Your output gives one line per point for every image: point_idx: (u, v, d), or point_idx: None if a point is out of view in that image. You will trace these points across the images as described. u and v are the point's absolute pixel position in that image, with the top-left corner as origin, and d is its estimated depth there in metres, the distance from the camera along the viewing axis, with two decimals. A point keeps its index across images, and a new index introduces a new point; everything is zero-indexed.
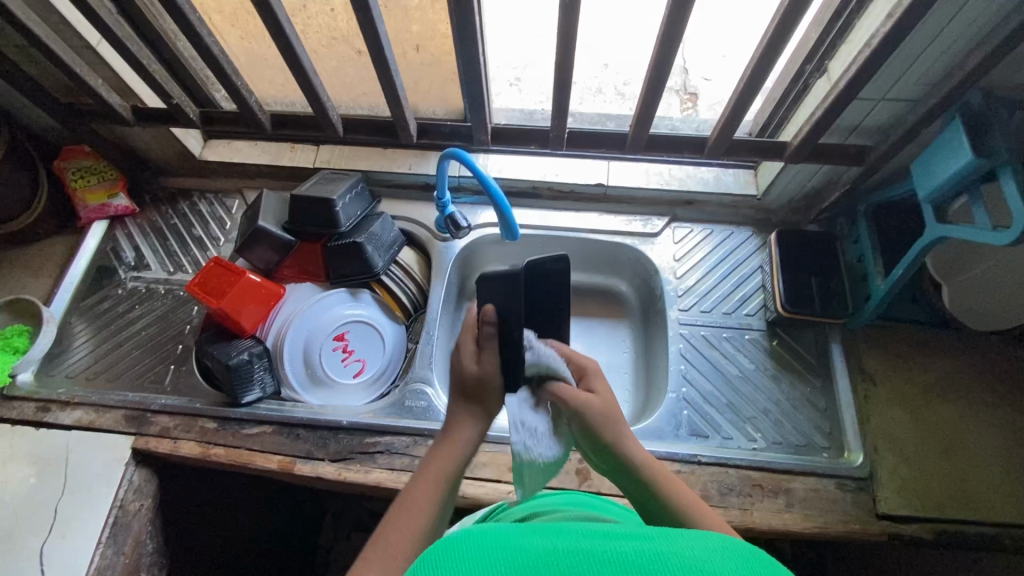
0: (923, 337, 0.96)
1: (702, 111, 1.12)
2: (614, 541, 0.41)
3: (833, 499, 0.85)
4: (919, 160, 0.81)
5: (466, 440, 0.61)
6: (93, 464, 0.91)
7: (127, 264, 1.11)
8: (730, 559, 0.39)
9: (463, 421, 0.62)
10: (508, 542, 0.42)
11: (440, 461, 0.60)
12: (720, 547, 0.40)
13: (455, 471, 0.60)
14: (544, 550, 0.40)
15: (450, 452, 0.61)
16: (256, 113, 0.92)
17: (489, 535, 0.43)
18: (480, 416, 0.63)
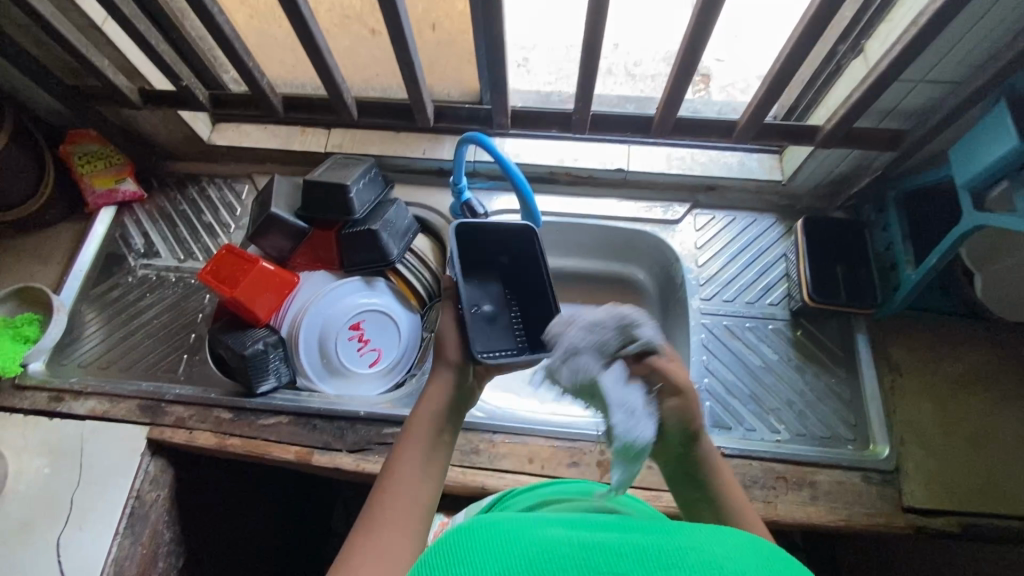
0: (951, 327, 0.93)
1: (714, 93, 1.12)
2: (630, 535, 0.41)
3: (858, 491, 0.84)
4: (958, 145, 0.78)
5: (439, 393, 0.64)
6: (109, 453, 0.90)
7: (136, 251, 1.09)
8: (745, 554, 0.39)
9: (437, 378, 0.66)
10: (524, 533, 0.42)
11: (419, 420, 0.62)
12: (736, 542, 0.40)
13: (441, 415, 0.62)
14: (562, 542, 0.40)
15: (424, 409, 0.63)
16: (268, 96, 0.89)
17: (506, 525, 0.43)
18: (447, 368, 0.66)
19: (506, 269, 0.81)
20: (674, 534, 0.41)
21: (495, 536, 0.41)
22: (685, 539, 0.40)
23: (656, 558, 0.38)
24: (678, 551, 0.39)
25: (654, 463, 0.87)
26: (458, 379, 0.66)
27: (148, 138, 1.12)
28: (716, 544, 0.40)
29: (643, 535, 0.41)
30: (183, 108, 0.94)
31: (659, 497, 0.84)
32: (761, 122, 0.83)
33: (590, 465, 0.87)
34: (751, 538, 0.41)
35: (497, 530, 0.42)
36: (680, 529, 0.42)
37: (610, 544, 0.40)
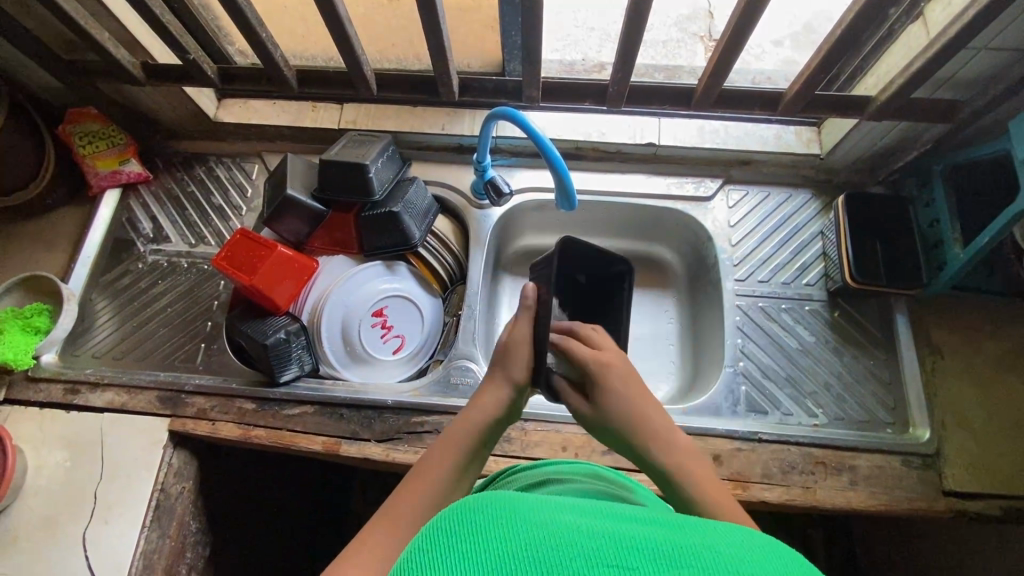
0: (995, 307, 0.90)
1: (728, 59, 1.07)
2: (641, 526, 0.35)
3: (899, 475, 0.82)
4: (1020, 117, 0.73)
5: (490, 407, 0.62)
6: (129, 446, 0.88)
7: (145, 236, 1.05)
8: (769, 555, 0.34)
9: (488, 390, 0.64)
10: (522, 509, 0.36)
11: (460, 429, 0.61)
12: (761, 546, 0.34)
13: (485, 428, 0.61)
14: (564, 525, 0.34)
15: (468, 419, 0.62)
16: (281, 70, 0.83)
17: (502, 501, 0.37)
18: (505, 383, 0.64)
19: (577, 275, 0.76)
20: (693, 529, 0.35)
21: (487, 514, 0.35)
22: (704, 538, 0.34)
23: (675, 558, 0.32)
24: (698, 552, 0.32)
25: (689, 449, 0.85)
26: (512, 397, 0.64)
27: (151, 117, 1.06)
28: (740, 547, 0.34)
29: (657, 528, 0.35)
30: (189, 83, 0.88)
31: None
32: (811, 94, 0.77)
33: (626, 453, 0.84)
34: (778, 543, 0.35)
35: (488, 508, 0.36)
36: (699, 526, 0.36)
37: (619, 535, 0.34)
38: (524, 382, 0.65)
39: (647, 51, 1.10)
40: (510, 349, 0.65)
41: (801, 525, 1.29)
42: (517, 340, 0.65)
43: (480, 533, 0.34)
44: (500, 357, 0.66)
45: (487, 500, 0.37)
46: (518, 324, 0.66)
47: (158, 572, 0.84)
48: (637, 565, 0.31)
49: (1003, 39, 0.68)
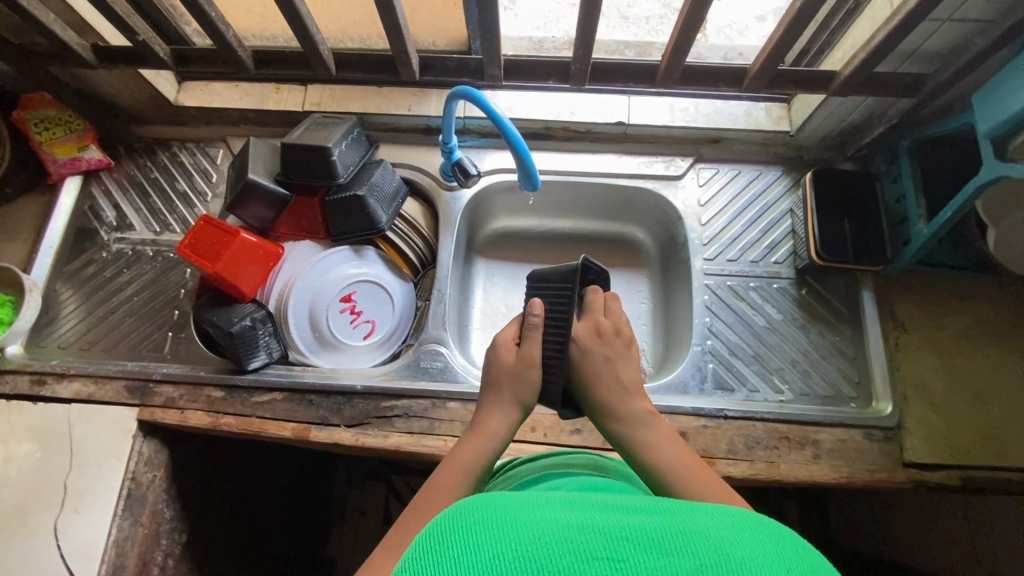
0: (960, 282, 0.91)
1: (712, 36, 1.05)
2: (625, 515, 0.39)
3: (860, 448, 0.84)
4: (981, 91, 0.72)
5: (498, 429, 0.63)
6: (98, 436, 0.88)
7: (108, 224, 1.03)
8: (745, 540, 0.37)
9: (498, 410, 0.64)
10: (514, 513, 0.39)
11: (468, 453, 0.61)
12: (732, 521, 0.39)
13: (497, 449, 0.62)
14: (555, 522, 0.38)
15: (476, 443, 0.62)
16: (235, 50, 0.80)
17: (498, 507, 0.40)
18: (513, 404, 0.65)
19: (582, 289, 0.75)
20: (674, 514, 0.40)
21: (481, 522, 0.38)
22: (687, 522, 0.39)
23: (659, 544, 0.36)
24: (682, 538, 0.37)
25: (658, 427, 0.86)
26: (517, 419, 0.65)
27: (110, 101, 1.03)
28: (716, 527, 0.38)
29: (640, 515, 0.39)
30: (143, 66, 0.86)
31: None
32: (774, 71, 0.76)
33: (593, 432, 0.86)
34: (747, 516, 0.40)
35: (482, 515, 0.39)
36: (678, 510, 0.40)
37: (608, 527, 0.37)
38: (530, 402, 0.66)
39: (620, 28, 1.08)
40: (518, 371, 0.65)
41: (776, 498, 1.32)
42: (526, 360, 0.65)
43: (478, 541, 0.37)
44: (508, 377, 0.65)
45: (479, 508, 0.40)
46: (530, 343, 0.67)
47: (130, 560, 0.85)
48: (627, 556, 0.35)
49: (966, 9, 0.67)
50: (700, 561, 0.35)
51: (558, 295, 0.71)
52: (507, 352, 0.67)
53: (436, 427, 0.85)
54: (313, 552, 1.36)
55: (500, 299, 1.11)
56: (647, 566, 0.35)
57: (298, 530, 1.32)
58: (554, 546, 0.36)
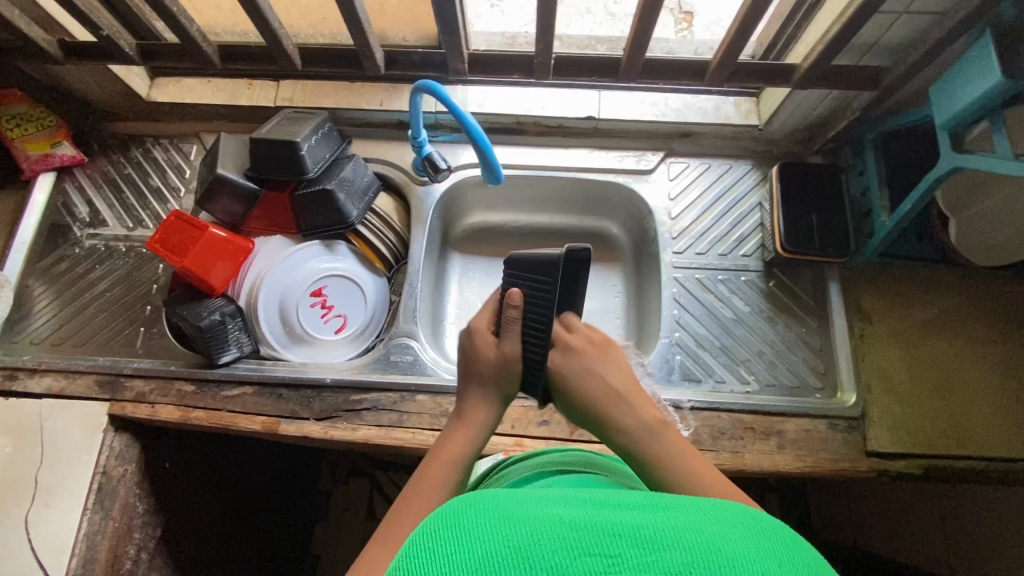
0: (925, 274, 0.92)
1: (699, 32, 1.07)
2: (618, 512, 0.37)
3: (823, 438, 0.85)
4: (938, 83, 0.73)
5: (481, 422, 0.64)
6: (69, 431, 0.88)
7: (81, 220, 1.03)
8: (749, 538, 0.35)
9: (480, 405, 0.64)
10: (501, 509, 0.37)
11: (453, 446, 0.60)
12: (734, 519, 0.37)
13: (480, 442, 0.62)
14: (543, 517, 0.35)
15: (461, 437, 0.61)
16: (200, 45, 0.80)
17: (487, 505, 0.37)
18: (496, 399, 0.65)
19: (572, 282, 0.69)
20: (671, 510, 0.37)
21: (466, 520, 0.36)
22: (685, 517, 0.36)
23: (654, 541, 0.33)
24: (679, 533, 0.34)
25: None
26: (498, 413, 0.66)
27: (81, 98, 1.03)
28: (718, 524, 0.36)
29: (635, 512, 0.37)
30: (109, 62, 0.86)
31: None
32: (734, 65, 0.77)
33: (561, 423, 0.86)
34: (749, 514, 0.37)
35: (468, 513, 0.37)
36: (678, 506, 0.38)
37: (603, 524, 0.35)
38: (509, 396, 0.67)
39: (595, 23, 1.08)
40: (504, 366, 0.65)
41: (756, 489, 1.33)
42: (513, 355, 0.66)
43: (467, 538, 0.35)
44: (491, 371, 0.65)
45: (470, 505, 0.38)
46: (509, 337, 0.65)
47: (101, 554, 0.85)
48: (619, 552, 0.33)
49: (919, 3, 0.68)
50: (697, 557, 0.32)
51: (540, 288, 0.67)
52: (487, 347, 0.66)
53: (405, 420, 0.86)
54: (297, 546, 1.37)
55: (475, 294, 1.12)
56: (640, 562, 0.32)
57: (280, 525, 1.33)
58: (543, 542, 0.33)
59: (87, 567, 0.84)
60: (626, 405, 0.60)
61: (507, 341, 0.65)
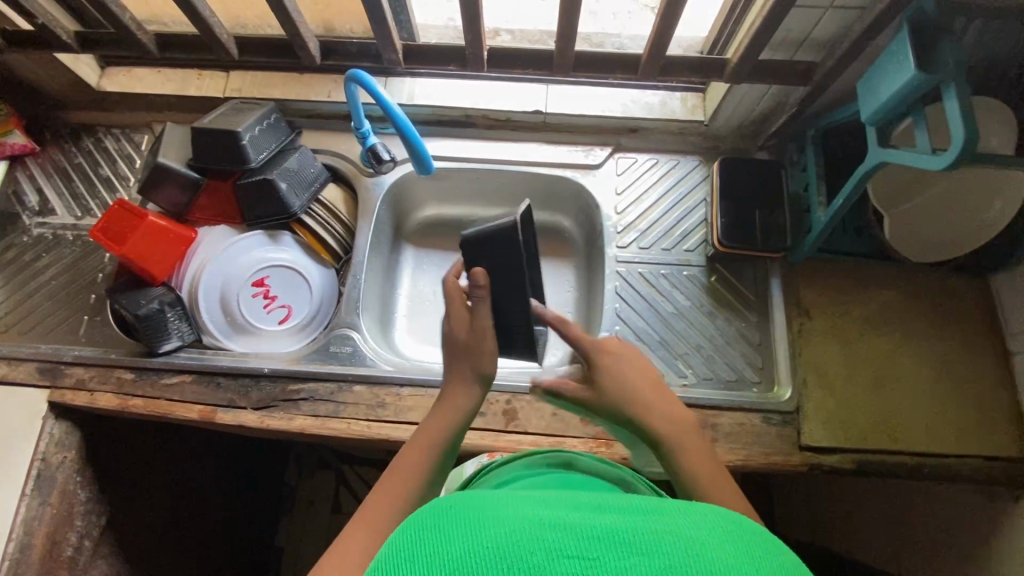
0: (864, 270, 0.92)
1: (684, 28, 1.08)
2: (598, 515, 0.36)
3: (757, 432, 0.85)
4: (864, 78, 0.74)
5: (461, 402, 0.62)
6: (10, 417, 0.88)
7: (31, 209, 1.03)
8: (730, 538, 0.34)
9: (458, 386, 0.63)
10: (477, 512, 0.36)
11: (431, 432, 0.60)
12: (716, 521, 0.36)
13: (459, 424, 0.61)
14: (522, 521, 0.35)
15: (440, 420, 0.61)
16: (135, 34, 0.81)
17: (466, 509, 0.37)
18: (474, 380, 0.63)
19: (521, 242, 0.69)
20: (654, 512, 0.36)
21: (439, 525, 0.35)
22: (665, 518, 0.35)
23: (631, 543, 0.33)
24: (655, 534, 0.34)
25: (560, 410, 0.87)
26: (481, 394, 0.63)
27: (32, 87, 1.03)
28: (701, 525, 0.35)
29: (614, 514, 0.36)
30: (49, 51, 0.86)
31: (561, 443, 0.84)
32: (663, 58, 0.78)
33: (496, 415, 0.86)
34: (728, 515, 0.37)
35: (445, 516, 0.36)
36: (657, 507, 0.37)
37: (583, 527, 0.34)
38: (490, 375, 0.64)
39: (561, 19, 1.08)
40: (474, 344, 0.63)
41: None
42: (481, 330, 0.63)
43: (445, 541, 0.34)
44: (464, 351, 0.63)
45: (449, 508, 0.37)
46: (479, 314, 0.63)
47: (37, 540, 0.86)
48: (598, 555, 0.32)
49: None
50: (673, 560, 0.32)
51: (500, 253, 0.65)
52: (460, 324, 0.64)
53: (341, 410, 0.87)
54: (260, 539, 1.36)
55: (429, 287, 1.11)
56: (616, 566, 0.32)
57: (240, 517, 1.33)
58: (519, 543, 0.33)
59: (23, 552, 0.85)
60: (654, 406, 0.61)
61: (479, 317, 0.63)
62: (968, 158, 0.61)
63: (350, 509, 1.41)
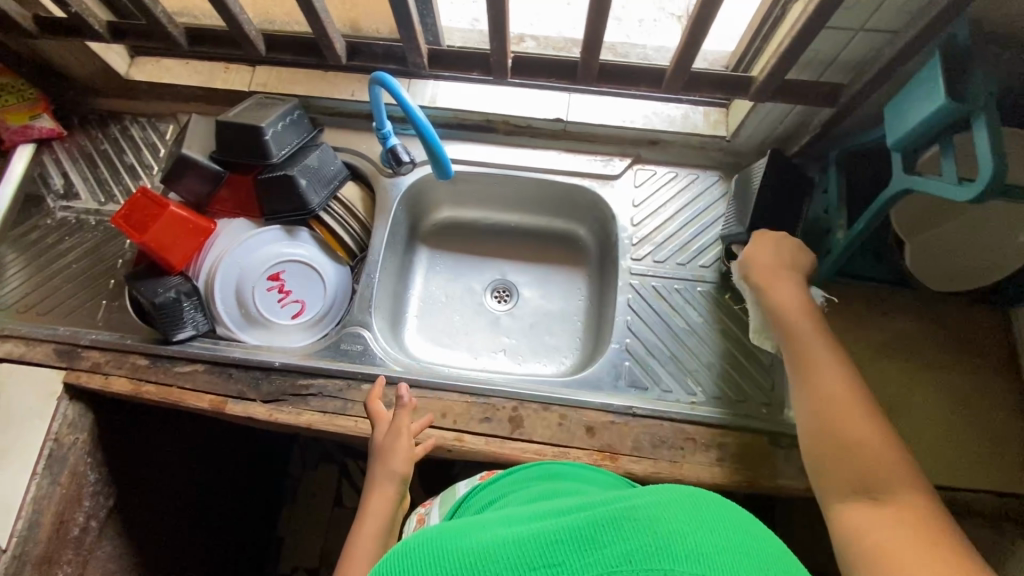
0: (883, 296, 0.91)
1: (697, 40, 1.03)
2: (556, 521, 0.41)
3: (765, 453, 0.83)
4: (891, 104, 0.73)
5: (385, 506, 0.76)
6: (27, 396, 0.90)
7: (55, 192, 1.05)
8: (683, 512, 0.38)
9: (376, 495, 0.77)
10: (444, 548, 0.40)
11: (368, 537, 0.73)
12: (672, 496, 0.40)
13: (387, 523, 0.75)
14: (486, 548, 0.39)
15: (373, 522, 0.75)
16: (165, 26, 0.82)
17: (430, 548, 0.41)
18: (395, 480, 0.78)
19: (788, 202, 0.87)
20: (612, 503, 0.41)
21: (423, 553, 0.40)
22: (621, 505, 0.40)
23: (595, 539, 0.37)
24: (614, 523, 0.38)
25: (565, 420, 0.86)
26: (400, 487, 0.78)
27: (64, 73, 1.05)
28: (653, 503, 0.39)
29: (577, 515, 0.41)
30: (81, 39, 0.88)
31: (566, 453, 0.84)
32: (688, 74, 0.78)
33: (502, 421, 0.86)
34: (678, 489, 0.41)
35: (418, 552, 0.41)
36: (612, 502, 0.41)
37: (546, 536, 0.39)
38: (407, 474, 0.79)
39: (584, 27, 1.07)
40: (388, 449, 0.78)
41: None
42: (396, 430, 0.79)
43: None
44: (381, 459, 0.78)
45: (417, 550, 0.41)
46: (400, 420, 0.80)
47: (46, 518, 0.88)
48: (563, 560, 0.37)
49: (873, 20, 0.68)
50: (634, 546, 0.36)
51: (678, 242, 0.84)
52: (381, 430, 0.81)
53: (349, 407, 0.87)
54: (261, 527, 1.38)
55: (440, 288, 1.12)
56: (582, 565, 0.36)
57: None
58: (494, 558, 0.38)
59: (31, 529, 0.86)
60: (810, 333, 0.71)
61: (392, 439, 0.79)
62: (994, 190, 0.61)
63: (352, 504, 1.41)
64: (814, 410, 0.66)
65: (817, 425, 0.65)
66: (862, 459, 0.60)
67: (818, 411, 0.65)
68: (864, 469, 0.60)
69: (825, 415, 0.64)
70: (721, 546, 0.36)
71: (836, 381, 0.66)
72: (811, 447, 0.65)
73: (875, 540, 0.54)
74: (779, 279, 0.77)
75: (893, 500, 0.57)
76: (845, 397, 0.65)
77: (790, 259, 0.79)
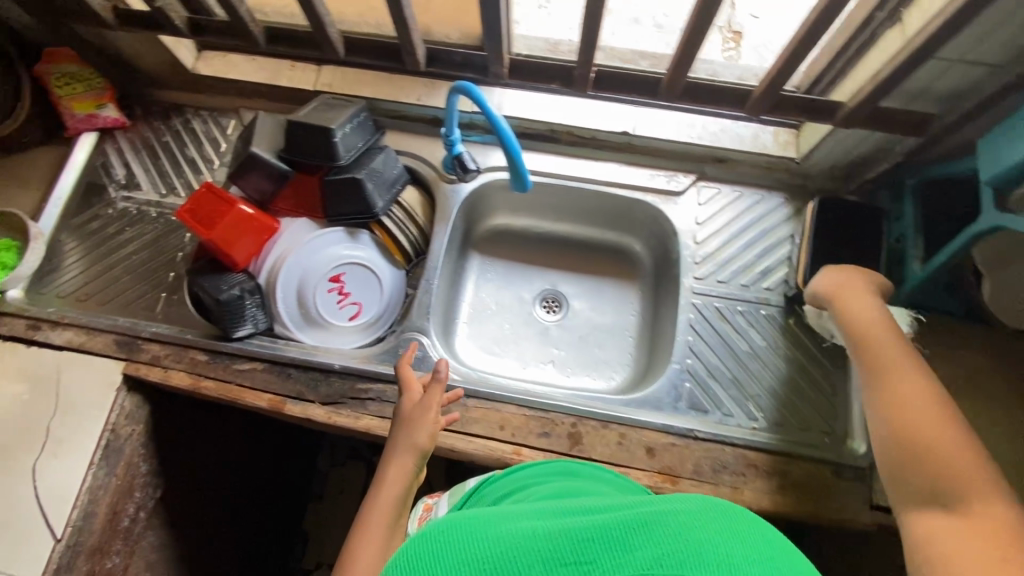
0: (951, 326, 0.90)
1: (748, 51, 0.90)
2: (581, 518, 0.40)
3: (828, 484, 0.82)
4: (988, 138, 0.71)
5: (400, 478, 0.74)
6: (87, 386, 0.90)
7: (117, 182, 1.05)
8: (715, 522, 0.38)
9: (393, 465, 0.75)
10: (476, 529, 0.40)
11: (381, 511, 0.72)
12: (705, 507, 0.39)
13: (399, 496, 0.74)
14: (517, 533, 0.39)
15: (386, 492, 0.73)
16: (245, 22, 0.82)
17: (462, 529, 0.40)
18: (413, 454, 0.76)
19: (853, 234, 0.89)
20: (640, 506, 0.40)
21: (453, 537, 0.39)
22: (651, 509, 0.39)
23: (627, 541, 0.37)
24: (647, 526, 0.37)
25: (625, 438, 0.85)
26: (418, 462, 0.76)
27: (132, 65, 1.05)
28: (681, 511, 0.39)
29: (605, 514, 0.40)
30: (159, 32, 0.88)
31: (625, 472, 0.83)
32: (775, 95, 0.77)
33: (561, 437, 0.85)
34: (705, 499, 0.40)
35: (449, 530, 0.40)
36: (639, 505, 0.41)
37: (572, 531, 0.38)
38: (427, 449, 0.77)
39: None
40: (414, 421, 0.78)
41: None
42: (425, 404, 0.80)
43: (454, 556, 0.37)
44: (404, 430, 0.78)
45: (446, 528, 0.41)
46: (431, 394, 0.81)
47: (100, 508, 0.87)
48: (594, 558, 0.36)
49: (977, 52, 0.66)
50: (666, 551, 0.35)
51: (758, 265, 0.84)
52: (409, 403, 0.81)
53: None
54: (291, 523, 1.37)
55: (491, 295, 1.11)
56: (613, 564, 0.36)
57: None
58: (522, 549, 0.37)
59: (86, 520, 0.86)
60: (883, 342, 0.68)
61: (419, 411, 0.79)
62: None
63: None
64: (886, 417, 0.64)
65: (890, 434, 0.63)
66: (935, 466, 0.58)
67: (891, 416, 0.63)
68: (939, 474, 0.57)
69: (897, 418, 0.63)
70: (752, 557, 0.35)
71: (914, 388, 0.63)
72: (884, 454, 0.63)
73: (946, 547, 0.53)
74: (852, 294, 0.76)
75: (968, 505, 0.54)
76: (922, 402, 0.62)
77: (861, 278, 0.78)
